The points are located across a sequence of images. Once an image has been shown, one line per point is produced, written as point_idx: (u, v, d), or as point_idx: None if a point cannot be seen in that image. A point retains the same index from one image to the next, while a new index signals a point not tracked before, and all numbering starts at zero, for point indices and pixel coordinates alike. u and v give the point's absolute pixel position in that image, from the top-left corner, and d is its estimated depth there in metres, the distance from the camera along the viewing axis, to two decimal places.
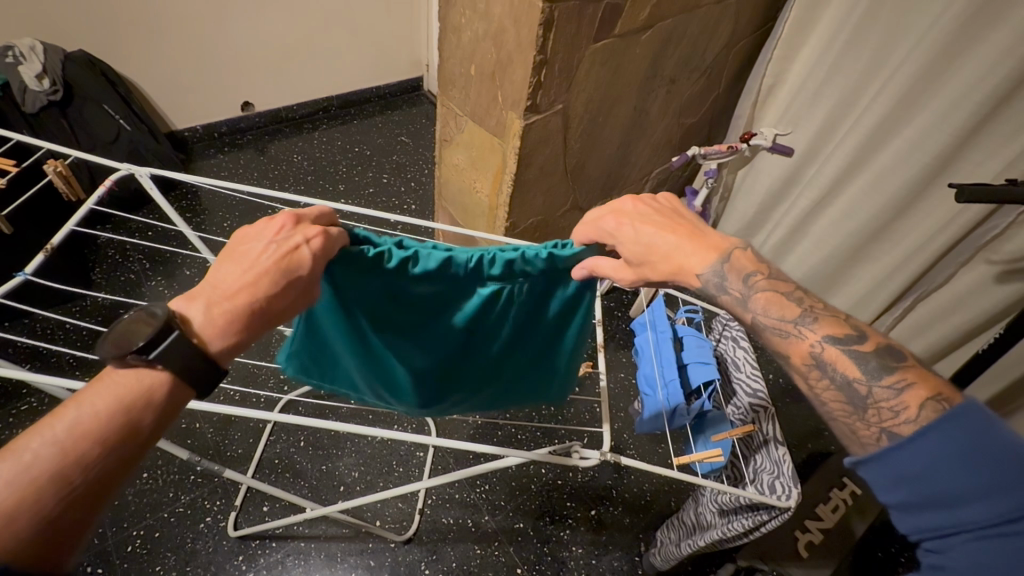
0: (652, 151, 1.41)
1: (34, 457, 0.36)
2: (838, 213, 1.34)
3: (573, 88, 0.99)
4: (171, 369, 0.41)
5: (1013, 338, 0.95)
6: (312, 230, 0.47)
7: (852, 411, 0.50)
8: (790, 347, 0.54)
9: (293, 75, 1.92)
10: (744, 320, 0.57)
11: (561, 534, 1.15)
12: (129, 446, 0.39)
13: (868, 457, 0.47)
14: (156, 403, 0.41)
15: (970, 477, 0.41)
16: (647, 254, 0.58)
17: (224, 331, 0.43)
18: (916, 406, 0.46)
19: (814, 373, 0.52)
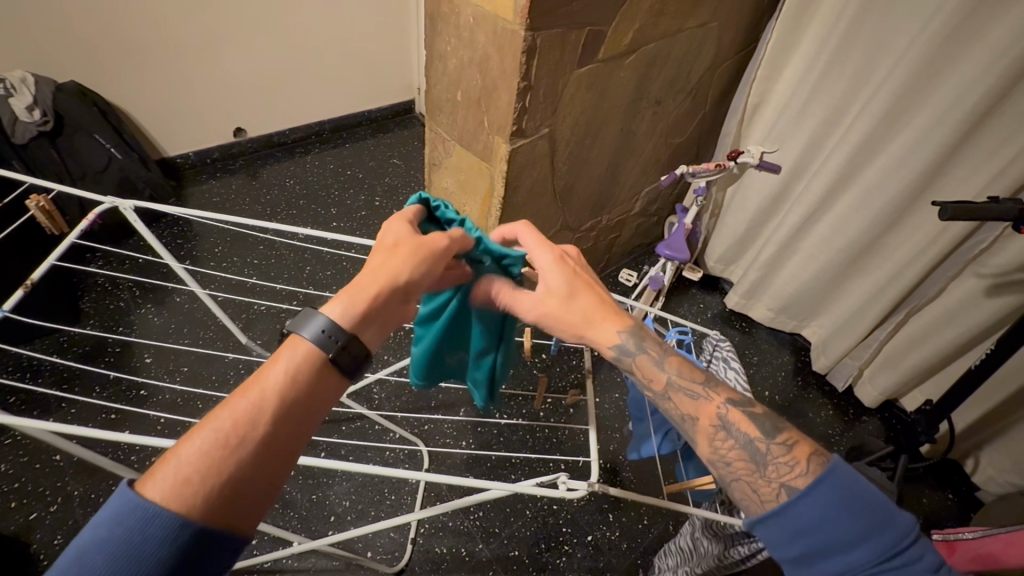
0: (640, 171, 1.42)
1: (212, 429, 0.43)
2: (825, 230, 1.35)
3: (559, 113, 1.01)
4: (303, 347, 0.47)
5: (1006, 351, 0.96)
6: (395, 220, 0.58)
7: (754, 468, 0.52)
8: (699, 408, 0.56)
9: (287, 100, 1.94)
10: (656, 386, 0.59)
11: (558, 561, 1.13)
12: (281, 413, 0.45)
13: (768, 514, 0.50)
14: (300, 380, 0.46)
15: (853, 524, 0.47)
16: (574, 290, 0.61)
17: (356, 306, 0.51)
18: (804, 460, 0.52)
19: (720, 435, 0.55)
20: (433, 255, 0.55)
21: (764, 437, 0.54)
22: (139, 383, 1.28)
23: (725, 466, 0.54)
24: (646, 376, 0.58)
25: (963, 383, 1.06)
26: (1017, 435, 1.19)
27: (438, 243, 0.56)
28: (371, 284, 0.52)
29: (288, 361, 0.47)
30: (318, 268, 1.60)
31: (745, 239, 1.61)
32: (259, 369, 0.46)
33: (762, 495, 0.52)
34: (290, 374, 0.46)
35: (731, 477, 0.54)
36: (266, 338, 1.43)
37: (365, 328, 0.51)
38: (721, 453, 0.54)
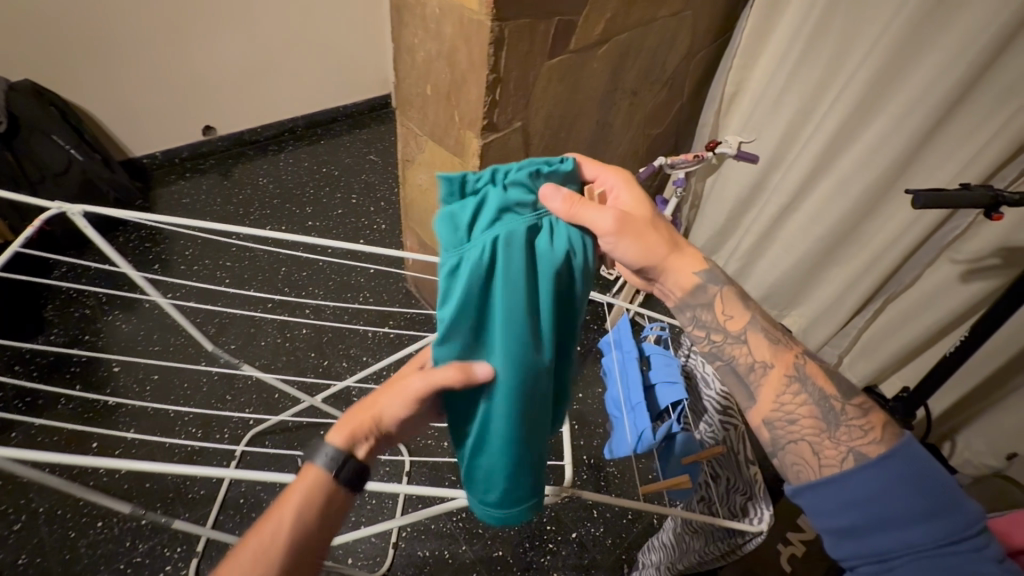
0: (618, 163, 1.40)
1: (252, 547, 0.51)
2: (804, 219, 1.35)
3: (531, 105, 0.98)
4: (319, 472, 0.54)
5: (979, 338, 0.96)
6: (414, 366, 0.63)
7: (823, 427, 0.56)
8: (778, 355, 0.61)
9: (257, 96, 1.88)
10: (731, 325, 0.63)
11: (543, 559, 1.12)
12: (304, 529, 0.53)
13: (822, 478, 0.54)
14: (318, 500, 0.54)
15: (912, 504, 0.50)
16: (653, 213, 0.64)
17: (347, 440, 0.55)
18: (879, 427, 0.55)
19: (792, 388, 0.59)
20: (408, 403, 0.54)
21: (839, 398, 0.57)
22: (108, 392, 1.24)
23: (791, 423, 0.58)
24: (726, 314, 0.63)
25: (939, 369, 1.07)
26: (991, 417, 1.21)
27: (411, 390, 0.53)
28: (363, 416, 0.57)
29: (306, 483, 0.54)
30: (294, 269, 1.57)
31: (726, 230, 1.60)
32: (285, 490, 0.54)
33: (824, 457, 0.54)
34: (309, 493, 0.54)
35: (791, 438, 0.57)
36: (240, 343, 1.39)
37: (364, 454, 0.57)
38: (789, 408, 0.58)
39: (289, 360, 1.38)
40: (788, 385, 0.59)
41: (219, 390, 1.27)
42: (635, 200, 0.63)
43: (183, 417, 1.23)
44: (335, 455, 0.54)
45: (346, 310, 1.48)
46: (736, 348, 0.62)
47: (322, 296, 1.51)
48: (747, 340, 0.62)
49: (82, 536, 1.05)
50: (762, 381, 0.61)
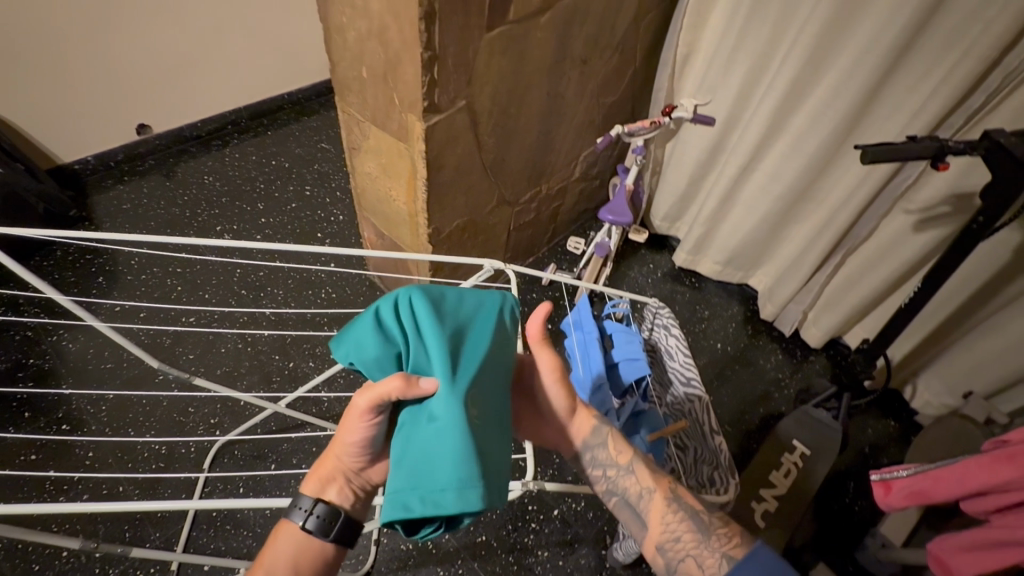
0: (574, 136, 1.37)
1: None
2: (763, 178, 1.35)
3: (474, 82, 0.94)
4: (295, 524, 0.57)
5: (931, 288, 0.98)
6: None
7: (700, 539, 0.61)
8: (656, 480, 0.66)
9: (192, 89, 1.77)
10: (621, 459, 0.66)
11: (526, 539, 1.13)
12: None
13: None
14: (298, 552, 0.57)
15: None
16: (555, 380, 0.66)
17: (314, 487, 0.59)
18: (736, 532, 0.62)
19: (672, 508, 0.64)
20: (361, 425, 0.57)
21: (707, 509, 0.64)
22: (60, 417, 1.18)
23: (675, 542, 0.62)
24: (615, 452, 0.66)
25: (897, 321, 1.09)
26: (947, 359, 1.25)
27: (359, 408, 0.55)
28: (331, 457, 0.60)
29: (285, 537, 0.57)
30: (249, 270, 1.50)
31: (688, 195, 1.59)
32: (267, 548, 0.57)
33: (707, 567, 0.60)
34: (288, 546, 0.57)
35: (679, 557, 0.62)
36: (198, 352, 1.34)
37: (327, 495, 0.59)
38: (672, 527, 0.63)
39: (253, 365, 1.33)
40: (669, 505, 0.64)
41: (181, 401, 1.23)
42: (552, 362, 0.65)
43: (146, 434, 1.18)
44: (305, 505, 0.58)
45: (309, 309, 1.43)
46: (626, 479, 0.66)
47: (282, 296, 1.46)
48: (635, 470, 0.66)
49: (46, 568, 1.01)
50: (647, 507, 0.65)
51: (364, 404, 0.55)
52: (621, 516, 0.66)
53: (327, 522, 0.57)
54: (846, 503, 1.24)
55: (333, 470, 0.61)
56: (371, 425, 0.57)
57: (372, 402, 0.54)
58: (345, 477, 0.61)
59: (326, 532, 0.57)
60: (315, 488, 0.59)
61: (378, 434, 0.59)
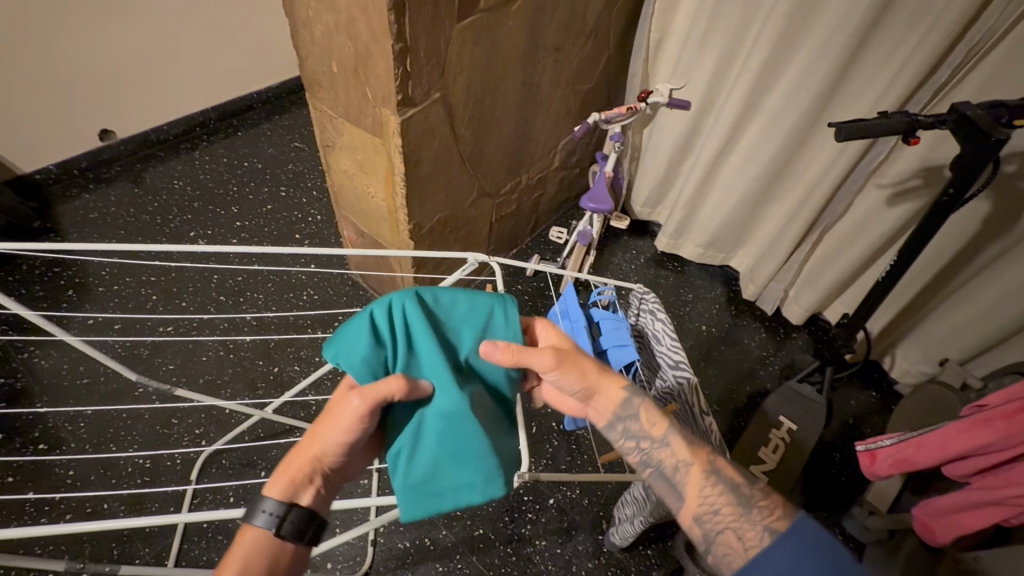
0: (552, 124, 1.36)
1: None
2: (740, 160, 1.36)
3: (448, 73, 0.92)
4: (264, 531, 0.54)
5: (906, 260, 1.01)
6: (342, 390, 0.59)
7: (741, 512, 0.60)
8: (693, 452, 0.64)
9: (156, 91, 1.71)
10: (656, 432, 0.64)
11: (523, 529, 1.13)
12: None
13: (748, 564, 0.56)
14: (269, 559, 0.54)
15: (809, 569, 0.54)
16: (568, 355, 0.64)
17: (283, 492, 0.55)
18: (779, 505, 0.61)
19: (711, 481, 0.62)
20: (355, 425, 0.56)
21: (747, 483, 0.62)
22: (37, 436, 1.14)
23: (714, 514, 0.60)
24: (648, 424, 0.64)
25: (874, 294, 1.12)
26: (923, 328, 1.29)
27: (354, 409, 0.55)
28: (306, 455, 0.57)
29: (252, 546, 0.54)
30: (227, 275, 1.47)
31: (667, 180, 1.60)
32: (228, 558, 0.53)
33: (747, 540, 0.58)
34: (258, 554, 0.54)
35: (718, 529, 0.60)
36: (179, 361, 1.31)
37: (301, 500, 0.56)
38: (710, 500, 0.61)
39: (237, 372, 1.30)
40: (707, 479, 0.62)
41: (163, 413, 1.20)
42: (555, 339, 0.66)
43: (128, 448, 1.15)
44: (277, 511, 0.54)
45: (291, 312, 1.41)
46: (661, 451, 0.64)
47: (262, 300, 1.43)
48: (671, 440, 0.64)
49: None
50: (684, 480, 0.63)
51: (362, 406, 0.55)
52: (656, 488, 0.64)
53: (302, 527, 0.55)
54: (833, 473, 1.28)
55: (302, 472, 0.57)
56: (360, 428, 0.56)
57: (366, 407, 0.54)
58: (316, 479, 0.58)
59: (300, 536, 0.55)
60: (283, 492, 0.55)
61: (363, 437, 0.58)
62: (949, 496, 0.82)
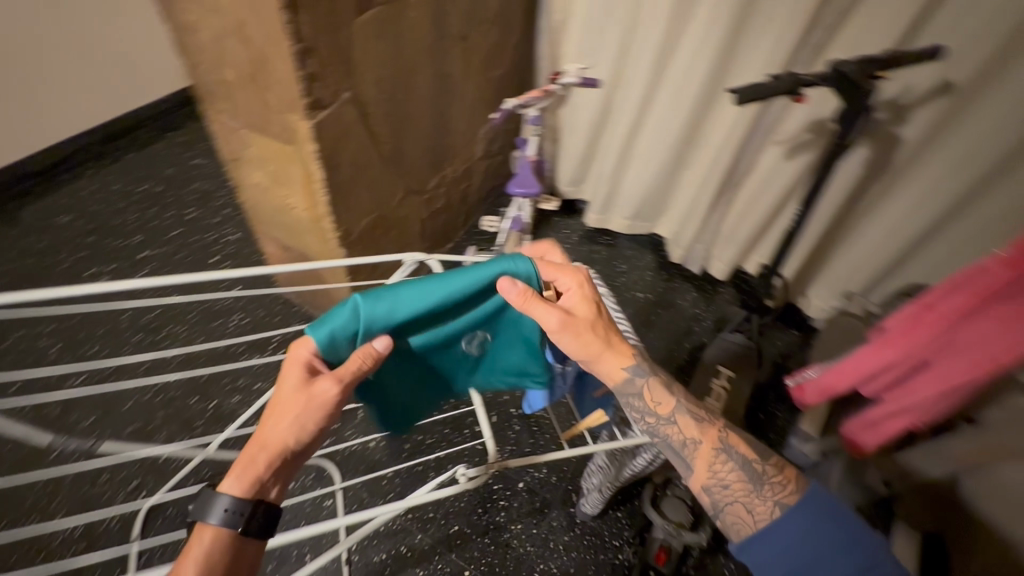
0: (469, 114, 1.35)
1: None
2: (654, 130, 1.42)
3: (355, 71, 0.89)
4: (221, 526, 0.56)
5: (808, 209, 1.10)
6: (294, 378, 0.57)
7: (751, 489, 0.66)
8: (704, 432, 0.69)
9: (20, 119, 1.51)
10: (662, 410, 0.69)
11: (498, 517, 1.14)
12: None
13: (757, 532, 0.64)
14: (229, 550, 0.57)
15: (825, 540, 0.62)
16: (580, 321, 0.65)
17: (241, 486, 0.57)
18: (792, 479, 0.67)
19: (721, 459, 0.68)
20: (319, 412, 0.57)
21: (760, 460, 0.68)
22: None
23: (725, 487, 0.67)
24: (654, 403, 0.68)
25: (785, 242, 1.22)
26: (829, 267, 1.43)
27: (328, 397, 0.56)
28: (269, 441, 0.59)
29: (210, 542, 0.57)
30: (140, 312, 1.34)
31: (588, 157, 1.64)
32: (187, 554, 0.56)
33: (758, 512, 0.65)
34: (218, 548, 0.57)
35: (727, 500, 0.67)
36: (98, 414, 1.19)
37: (268, 489, 0.60)
38: (721, 475, 0.67)
39: (168, 414, 1.21)
40: (717, 456, 0.68)
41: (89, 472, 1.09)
42: (579, 303, 0.66)
43: (52, 518, 1.04)
44: (231, 509, 0.56)
45: (219, 341, 1.31)
46: (669, 428, 0.69)
47: (185, 333, 1.32)
48: (678, 419, 0.69)
49: None
50: (695, 456, 0.69)
51: (337, 393, 0.57)
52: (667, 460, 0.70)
53: (265, 524, 0.58)
54: (770, 411, 1.39)
55: (260, 462, 0.58)
56: (324, 414, 0.58)
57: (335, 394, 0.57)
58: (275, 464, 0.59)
59: (257, 527, 0.58)
60: (243, 483, 0.58)
61: (321, 422, 0.59)
62: (870, 409, 0.94)
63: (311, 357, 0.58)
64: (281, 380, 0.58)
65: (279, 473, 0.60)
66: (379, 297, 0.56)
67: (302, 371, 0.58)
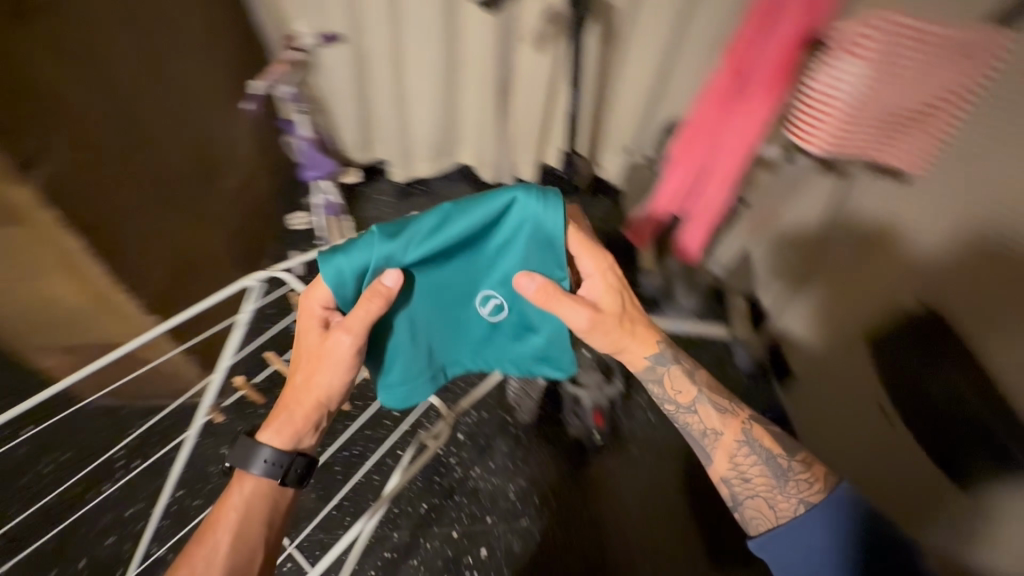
0: (218, 112, 1.17)
1: (218, 547, 0.65)
2: (418, 66, 1.42)
3: (58, 104, 0.71)
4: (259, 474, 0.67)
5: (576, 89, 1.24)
6: (313, 334, 0.68)
7: (774, 484, 0.72)
8: (726, 423, 0.75)
9: None
10: (682, 399, 0.76)
11: (455, 473, 1.19)
12: (264, 519, 0.68)
13: (774, 526, 0.70)
14: (270, 493, 0.69)
15: (848, 541, 0.67)
16: (607, 319, 0.72)
17: (275, 433, 0.70)
18: (821, 477, 0.72)
19: (742, 449, 0.74)
20: (337, 360, 0.67)
21: (787, 455, 0.73)
22: None
23: (748, 480, 0.73)
24: (674, 391, 0.76)
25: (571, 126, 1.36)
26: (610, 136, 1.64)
27: (346, 347, 0.65)
28: (305, 391, 0.71)
29: (252, 488, 0.68)
30: None
31: (366, 115, 1.57)
32: (230, 497, 0.67)
33: (778, 509, 0.70)
34: (259, 491, 0.68)
35: (748, 494, 0.73)
36: None
37: (302, 438, 0.71)
38: (742, 467, 0.74)
39: None
40: (740, 448, 0.74)
41: None
42: (603, 296, 0.73)
43: None
44: (263, 457, 0.67)
45: (44, 493, 1.04)
46: (689, 417, 0.76)
47: None
48: (698, 409, 0.75)
49: None
50: (716, 446, 0.75)
51: (352, 343, 0.65)
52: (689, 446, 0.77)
53: (298, 477, 0.70)
54: None
55: (291, 413, 0.71)
56: (338, 364, 0.68)
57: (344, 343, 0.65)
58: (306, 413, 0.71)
59: (288, 474, 0.69)
60: (279, 431, 0.70)
61: (342, 373, 0.69)
62: (683, 221, 1.17)
63: (327, 313, 0.68)
64: (302, 335, 0.69)
65: (312, 421, 0.72)
66: (390, 231, 0.62)
67: (320, 326, 0.68)
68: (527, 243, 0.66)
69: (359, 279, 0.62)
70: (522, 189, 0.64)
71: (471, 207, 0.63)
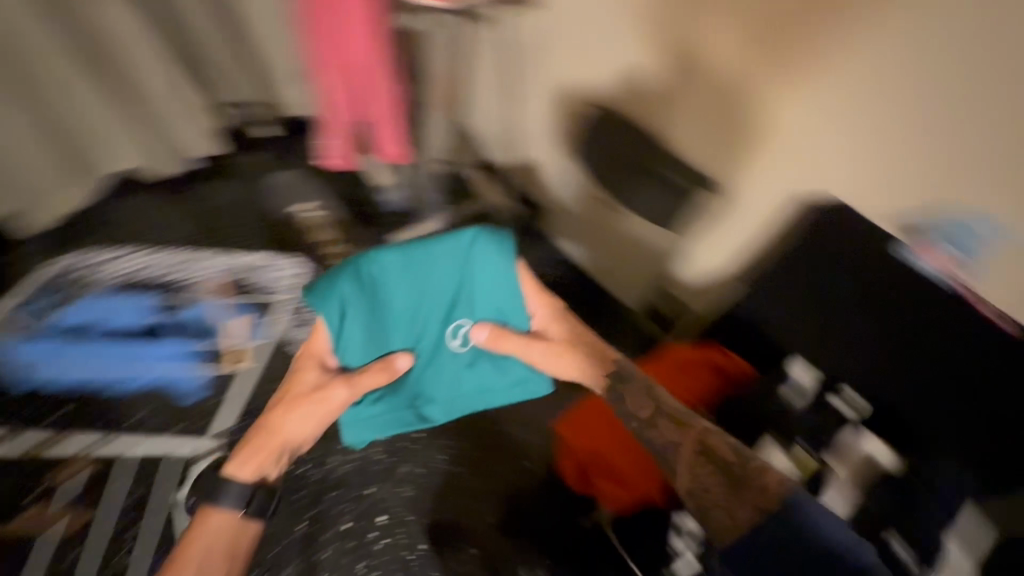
0: None
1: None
2: None
3: None
4: (229, 514, 0.86)
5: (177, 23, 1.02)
6: (308, 379, 0.92)
7: (735, 503, 0.67)
8: (687, 436, 0.75)
9: None
10: (645, 414, 0.79)
11: (316, 477, 1.11)
12: (237, 548, 0.85)
13: (734, 541, 0.65)
14: (239, 527, 0.86)
15: (803, 556, 0.61)
16: (571, 358, 0.93)
17: (249, 471, 0.89)
18: (778, 486, 0.67)
19: (705, 470, 0.71)
20: (318, 406, 0.91)
21: (751, 467, 0.70)
22: None
23: (711, 498, 0.69)
24: (636, 406, 0.80)
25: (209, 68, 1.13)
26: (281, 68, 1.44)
27: (338, 399, 0.91)
28: (285, 416, 0.93)
29: (225, 519, 0.85)
30: None
31: None
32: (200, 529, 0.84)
33: (741, 524, 0.66)
34: (227, 523, 0.85)
35: (710, 512, 0.68)
36: None
37: (273, 461, 0.92)
38: (702, 483, 0.70)
39: None
40: (701, 465, 0.71)
41: None
42: (563, 330, 0.96)
43: None
44: (235, 488, 0.86)
45: None
46: (652, 432, 0.77)
47: None
48: (659, 429, 0.77)
49: None
50: (679, 463, 0.73)
51: (344, 398, 0.91)
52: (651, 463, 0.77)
53: (261, 508, 0.88)
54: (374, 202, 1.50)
55: (268, 453, 0.92)
56: (314, 403, 0.91)
57: (316, 378, 0.92)
58: (280, 454, 0.93)
59: (254, 508, 0.87)
60: (250, 472, 0.89)
61: (319, 416, 0.92)
62: (372, 130, 1.09)
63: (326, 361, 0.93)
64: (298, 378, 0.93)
65: (276, 456, 0.93)
66: (371, 270, 0.86)
67: (311, 372, 0.92)
68: (481, 275, 0.90)
69: (342, 318, 0.87)
70: (483, 232, 0.88)
71: (432, 247, 0.87)
